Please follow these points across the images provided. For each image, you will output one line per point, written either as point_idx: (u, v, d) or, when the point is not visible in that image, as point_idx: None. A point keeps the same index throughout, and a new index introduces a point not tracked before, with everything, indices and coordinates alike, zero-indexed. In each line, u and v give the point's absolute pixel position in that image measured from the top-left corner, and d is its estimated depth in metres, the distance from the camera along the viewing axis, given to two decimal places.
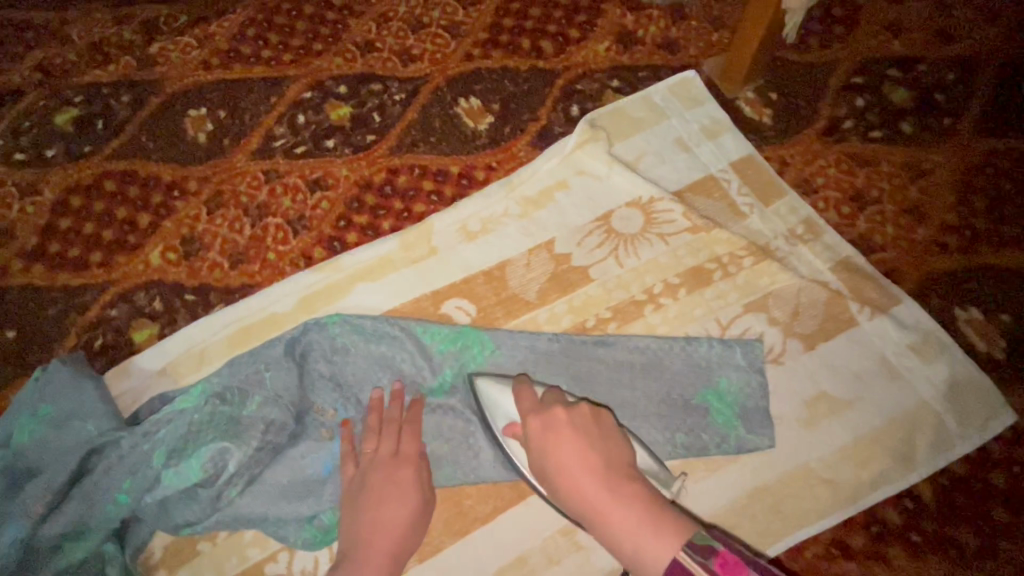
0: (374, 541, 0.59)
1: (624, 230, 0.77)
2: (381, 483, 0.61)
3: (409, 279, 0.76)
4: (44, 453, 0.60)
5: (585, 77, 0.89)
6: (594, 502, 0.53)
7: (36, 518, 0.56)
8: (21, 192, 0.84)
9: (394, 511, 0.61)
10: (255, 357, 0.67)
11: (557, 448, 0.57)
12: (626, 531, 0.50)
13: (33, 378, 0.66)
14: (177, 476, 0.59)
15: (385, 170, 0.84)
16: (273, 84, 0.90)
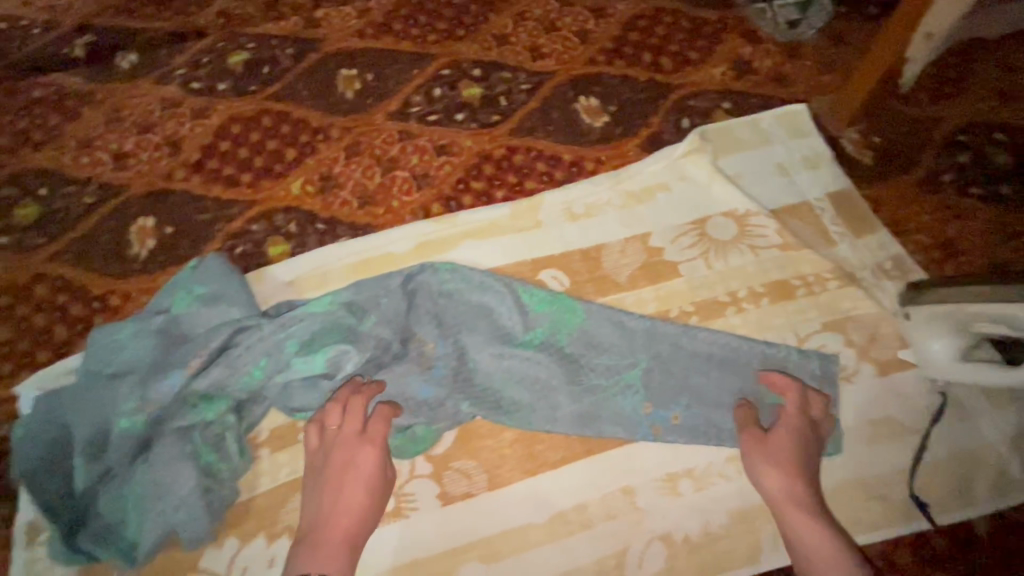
0: (333, 522, 0.63)
1: (717, 236, 0.83)
2: (344, 463, 0.65)
3: (514, 243, 0.84)
4: (200, 323, 0.70)
5: (698, 95, 0.96)
6: (799, 502, 0.64)
7: (188, 373, 0.67)
8: (193, 115, 0.97)
9: (354, 495, 0.64)
10: (376, 283, 0.76)
11: (793, 450, 0.66)
12: (836, 545, 0.61)
13: (190, 265, 0.76)
14: (303, 364, 0.69)
15: (505, 147, 0.92)
16: (416, 57, 1.01)
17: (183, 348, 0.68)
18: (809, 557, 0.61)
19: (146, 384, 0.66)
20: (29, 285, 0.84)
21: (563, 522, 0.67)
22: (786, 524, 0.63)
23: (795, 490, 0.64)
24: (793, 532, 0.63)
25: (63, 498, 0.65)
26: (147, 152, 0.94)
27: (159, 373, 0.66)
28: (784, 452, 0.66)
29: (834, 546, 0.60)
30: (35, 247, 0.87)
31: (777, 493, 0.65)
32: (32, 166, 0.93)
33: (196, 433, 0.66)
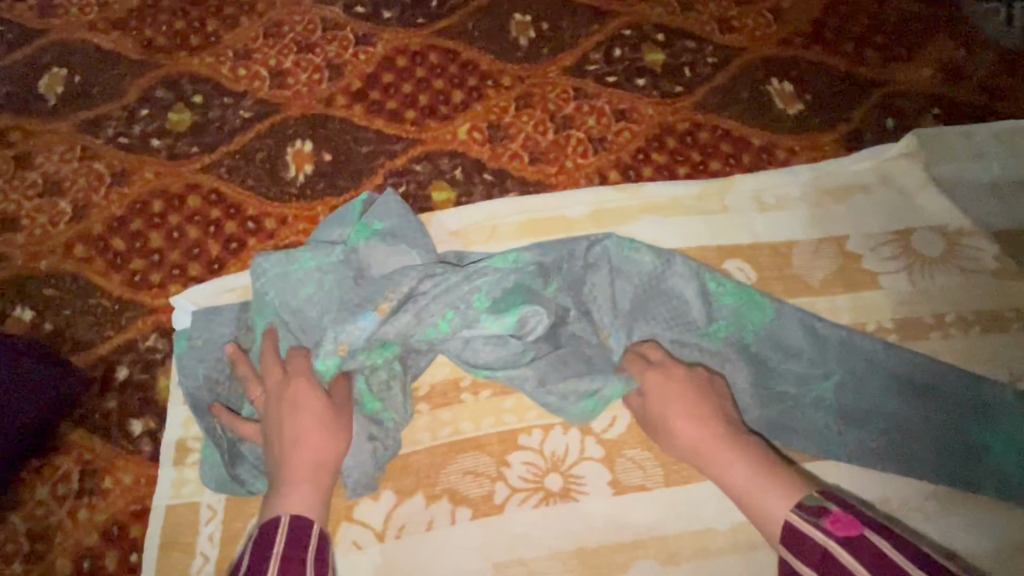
0: (292, 462, 0.56)
1: (923, 251, 0.75)
2: (284, 399, 0.59)
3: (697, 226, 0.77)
4: (379, 262, 0.66)
5: (905, 95, 0.87)
6: (715, 438, 0.59)
7: (378, 318, 0.62)
8: (357, 40, 0.91)
9: (303, 425, 0.57)
10: (559, 247, 0.70)
11: (678, 389, 0.62)
12: (754, 469, 0.55)
13: (359, 199, 0.71)
14: (495, 321, 0.63)
15: (688, 121, 0.85)
16: (596, 13, 0.94)
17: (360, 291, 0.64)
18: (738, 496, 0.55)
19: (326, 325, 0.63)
20: (181, 194, 0.80)
21: (748, 533, 0.61)
22: (709, 471, 0.58)
23: (700, 435, 0.59)
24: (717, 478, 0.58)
25: (220, 426, 0.62)
26: (306, 73, 0.89)
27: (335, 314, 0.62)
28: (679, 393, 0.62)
29: (748, 472, 0.55)
30: (187, 156, 0.83)
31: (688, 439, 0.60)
32: (187, 71, 0.89)
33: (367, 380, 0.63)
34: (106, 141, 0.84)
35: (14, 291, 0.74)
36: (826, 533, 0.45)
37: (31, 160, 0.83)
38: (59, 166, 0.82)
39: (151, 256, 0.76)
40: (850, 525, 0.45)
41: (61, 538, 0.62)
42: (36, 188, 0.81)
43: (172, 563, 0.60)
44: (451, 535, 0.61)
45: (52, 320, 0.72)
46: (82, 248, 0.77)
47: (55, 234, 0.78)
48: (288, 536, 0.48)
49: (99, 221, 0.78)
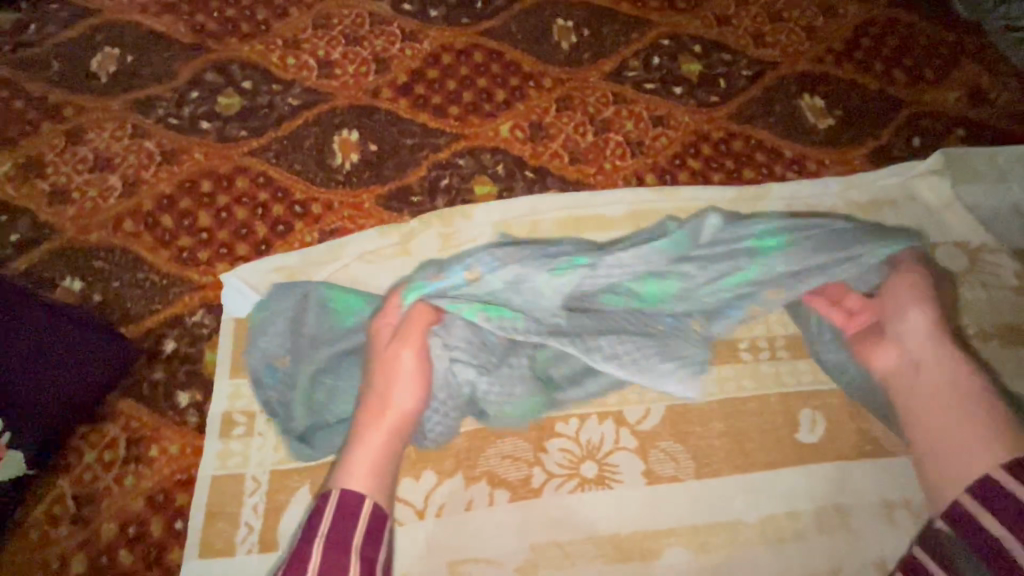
0: (371, 427, 0.60)
1: (947, 265, 0.78)
2: (382, 360, 0.63)
3: (814, 229, 0.73)
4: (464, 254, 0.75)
5: (931, 116, 0.90)
6: (953, 381, 0.62)
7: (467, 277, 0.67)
8: (403, 36, 0.94)
9: (390, 389, 0.61)
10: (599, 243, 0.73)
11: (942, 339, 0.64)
12: (969, 418, 0.59)
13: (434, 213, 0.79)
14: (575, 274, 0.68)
15: (723, 130, 0.88)
16: (636, 21, 0.97)
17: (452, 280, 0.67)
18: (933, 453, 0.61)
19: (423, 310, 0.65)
20: (229, 176, 0.82)
21: (776, 527, 0.64)
22: (909, 411, 0.63)
23: (925, 380, 0.63)
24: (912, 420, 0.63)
25: (279, 398, 0.66)
26: (353, 65, 0.91)
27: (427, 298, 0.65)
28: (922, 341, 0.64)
29: (976, 419, 0.59)
30: (236, 139, 0.85)
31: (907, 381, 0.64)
32: (237, 57, 0.91)
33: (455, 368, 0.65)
34: (157, 121, 0.86)
35: (63, 262, 0.75)
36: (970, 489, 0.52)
37: (82, 136, 0.84)
38: (109, 143, 0.84)
39: (199, 234, 0.78)
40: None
41: (108, 503, 0.63)
42: (86, 163, 0.82)
43: (217, 532, 0.62)
44: (490, 515, 0.63)
45: (101, 291, 0.74)
46: (131, 222, 0.79)
47: (104, 209, 0.79)
48: (332, 519, 0.51)
49: (148, 198, 0.80)
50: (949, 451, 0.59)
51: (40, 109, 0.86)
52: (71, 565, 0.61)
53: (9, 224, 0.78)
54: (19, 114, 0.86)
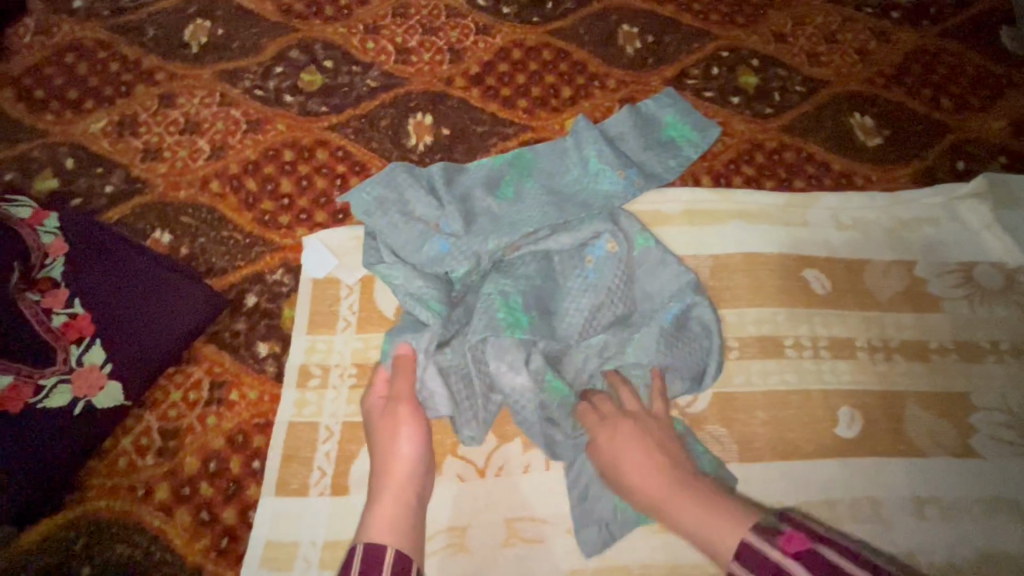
0: (387, 483, 0.62)
1: (984, 283, 0.82)
2: (385, 436, 0.64)
3: (629, 168, 0.83)
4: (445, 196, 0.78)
5: (975, 142, 0.94)
6: (675, 485, 0.59)
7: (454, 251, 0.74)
8: (477, 30, 0.99)
9: (403, 449, 0.63)
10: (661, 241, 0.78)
11: (649, 457, 0.62)
12: (698, 502, 0.56)
13: (426, 181, 0.80)
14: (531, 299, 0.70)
15: (776, 141, 0.93)
16: (696, 32, 1.02)
17: (407, 236, 0.75)
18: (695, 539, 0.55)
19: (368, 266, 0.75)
20: (311, 147, 0.87)
21: (813, 512, 0.68)
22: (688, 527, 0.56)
23: (684, 498, 0.57)
24: (665, 511, 0.58)
25: (366, 351, 0.72)
26: (429, 53, 0.96)
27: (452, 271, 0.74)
28: (625, 431, 0.64)
29: (704, 504, 0.56)
30: (317, 114, 0.90)
31: (620, 479, 0.62)
32: (321, 37, 0.96)
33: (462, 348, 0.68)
34: (243, 91, 0.91)
35: (154, 215, 0.81)
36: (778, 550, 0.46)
37: (173, 100, 0.90)
38: (199, 108, 0.89)
39: (281, 199, 0.83)
40: (804, 544, 0.46)
41: (191, 439, 0.68)
42: (177, 125, 0.88)
43: (291, 472, 0.66)
44: (545, 479, 0.67)
45: (189, 245, 0.79)
46: (217, 183, 0.83)
47: (193, 168, 0.84)
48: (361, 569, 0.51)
49: (233, 162, 0.85)
50: (703, 524, 0.54)
51: (134, 71, 0.92)
52: (155, 492, 0.65)
53: (105, 176, 0.83)
54: (116, 76, 0.91)
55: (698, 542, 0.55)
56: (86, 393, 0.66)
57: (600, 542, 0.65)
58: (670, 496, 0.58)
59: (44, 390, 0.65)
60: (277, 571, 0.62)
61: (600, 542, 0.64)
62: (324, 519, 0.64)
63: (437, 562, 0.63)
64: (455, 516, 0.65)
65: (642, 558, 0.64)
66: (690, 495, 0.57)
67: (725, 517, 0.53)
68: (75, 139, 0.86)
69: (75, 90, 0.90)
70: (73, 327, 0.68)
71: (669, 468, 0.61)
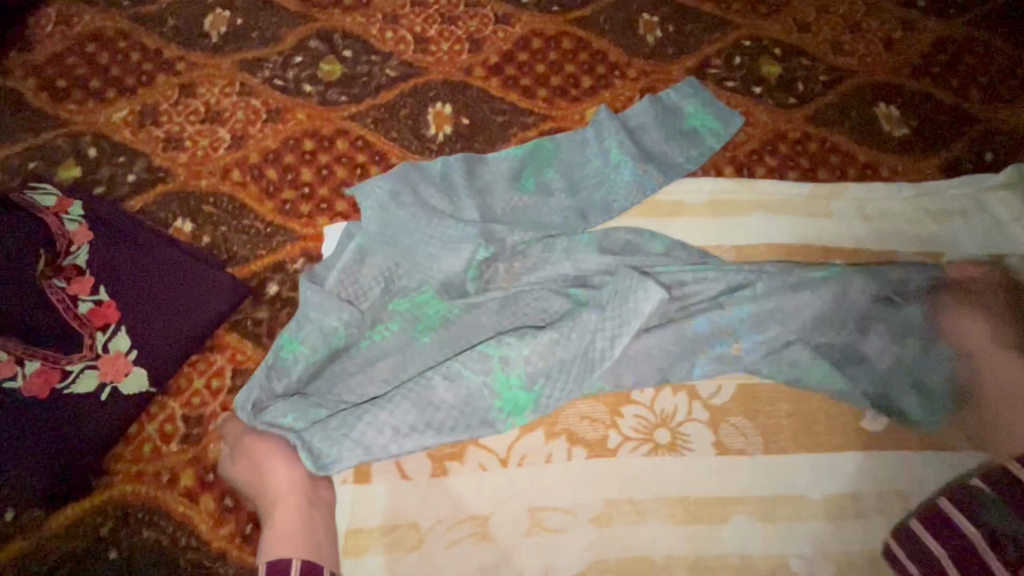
0: (280, 503, 0.60)
1: (1013, 276, 0.81)
2: (256, 461, 0.62)
3: (650, 167, 0.83)
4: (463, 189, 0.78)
5: (1004, 133, 0.93)
6: (998, 351, 0.72)
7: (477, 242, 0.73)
8: (496, 19, 0.98)
9: (279, 470, 0.61)
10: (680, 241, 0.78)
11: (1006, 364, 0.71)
12: None
13: (442, 171, 0.80)
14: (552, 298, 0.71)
15: (800, 132, 0.91)
16: (718, 21, 1.01)
17: (425, 243, 0.73)
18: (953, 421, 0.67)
19: (362, 260, 0.73)
20: (331, 137, 0.86)
21: (839, 505, 0.67)
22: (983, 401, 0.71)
23: (1016, 381, 0.70)
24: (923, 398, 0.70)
25: None
26: (448, 42, 0.95)
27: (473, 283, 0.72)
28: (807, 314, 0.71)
29: None
30: (336, 103, 0.89)
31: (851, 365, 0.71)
32: (340, 27, 0.96)
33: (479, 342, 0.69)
34: (263, 81, 0.91)
35: (176, 204, 0.81)
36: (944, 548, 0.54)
37: (194, 89, 0.90)
38: (219, 98, 0.89)
39: (301, 189, 0.83)
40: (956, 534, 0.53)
41: (213, 426, 0.68)
42: (198, 115, 0.88)
43: None
44: (567, 469, 0.67)
45: (210, 233, 0.79)
46: (238, 173, 0.84)
47: (214, 158, 0.85)
48: None
49: (254, 151, 0.85)
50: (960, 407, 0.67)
51: (155, 61, 0.92)
52: (179, 478, 0.66)
53: (127, 165, 0.83)
54: (137, 66, 0.91)
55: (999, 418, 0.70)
56: (113, 379, 0.67)
57: (622, 532, 0.64)
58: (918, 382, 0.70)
59: (72, 376, 0.66)
60: None
61: (622, 533, 0.64)
62: (346, 507, 0.64)
63: (459, 552, 0.63)
64: (477, 506, 0.65)
65: (666, 549, 0.64)
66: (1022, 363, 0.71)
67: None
68: (97, 129, 0.86)
69: (96, 79, 0.90)
70: (100, 313, 0.69)
71: (989, 336, 0.73)
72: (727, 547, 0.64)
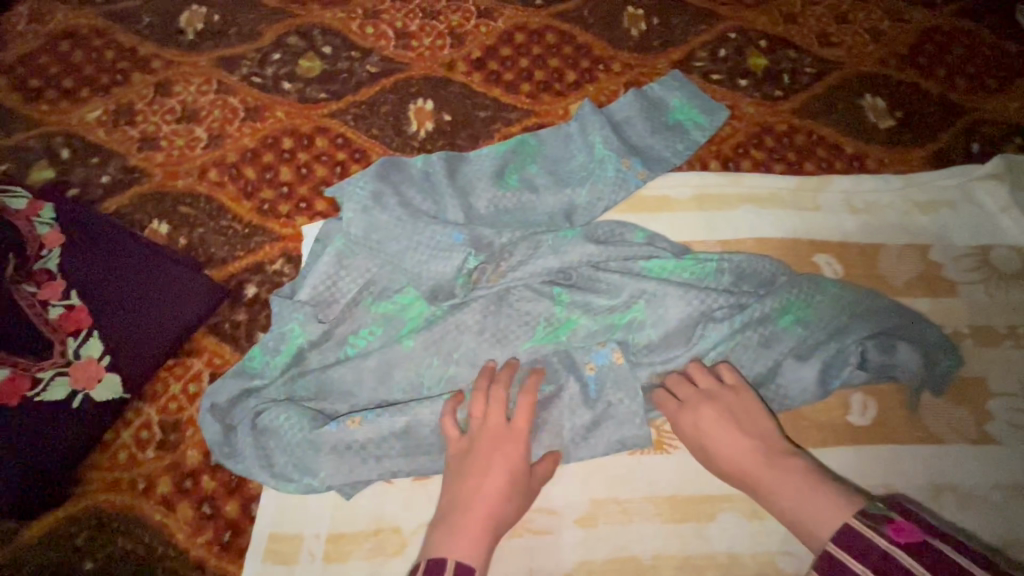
0: (474, 512, 0.56)
1: (1001, 267, 0.80)
2: (486, 461, 0.59)
3: (633, 160, 0.81)
4: (444, 185, 0.76)
5: (991, 123, 0.92)
6: (755, 453, 0.59)
7: (462, 235, 0.70)
8: (478, 13, 0.96)
9: (497, 482, 0.58)
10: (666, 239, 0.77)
11: (752, 457, 0.59)
12: (791, 477, 0.56)
13: (421, 167, 0.78)
14: (538, 296, 0.70)
15: (786, 124, 0.90)
16: (704, 13, 0.99)
17: (410, 246, 0.70)
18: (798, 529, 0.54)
19: (345, 269, 0.71)
20: (310, 135, 0.85)
21: None
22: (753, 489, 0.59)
23: (788, 486, 0.56)
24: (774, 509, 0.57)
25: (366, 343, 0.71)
26: (430, 38, 0.94)
27: (463, 288, 0.69)
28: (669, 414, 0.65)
29: (799, 485, 0.55)
30: (316, 101, 0.88)
31: (714, 464, 0.62)
32: (319, 22, 0.94)
33: (464, 342, 0.68)
34: (241, 79, 0.89)
35: (152, 205, 0.79)
36: (887, 538, 0.45)
37: (169, 88, 0.88)
38: (196, 96, 0.87)
39: (281, 188, 0.81)
40: (918, 536, 0.45)
41: (191, 432, 0.67)
42: (174, 114, 0.86)
43: None
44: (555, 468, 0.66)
45: (187, 235, 0.78)
46: (216, 173, 0.82)
47: (190, 157, 0.83)
48: None
49: (232, 150, 0.83)
50: (806, 508, 0.53)
51: (130, 59, 0.90)
52: (157, 485, 0.64)
53: (101, 165, 0.81)
54: (111, 64, 0.89)
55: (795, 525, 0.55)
56: (84, 387, 0.65)
57: (608, 532, 0.63)
58: (765, 484, 0.57)
59: (42, 383, 0.64)
60: (281, 564, 0.61)
61: (609, 533, 0.63)
62: (329, 511, 0.63)
63: None
64: None
65: (654, 548, 0.63)
66: (793, 468, 0.56)
67: (787, 475, 0.56)
68: (70, 129, 0.84)
69: (69, 79, 0.88)
70: (71, 319, 0.67)
71: (749, 435, 0.61)
72: (716, 546, 0.63)
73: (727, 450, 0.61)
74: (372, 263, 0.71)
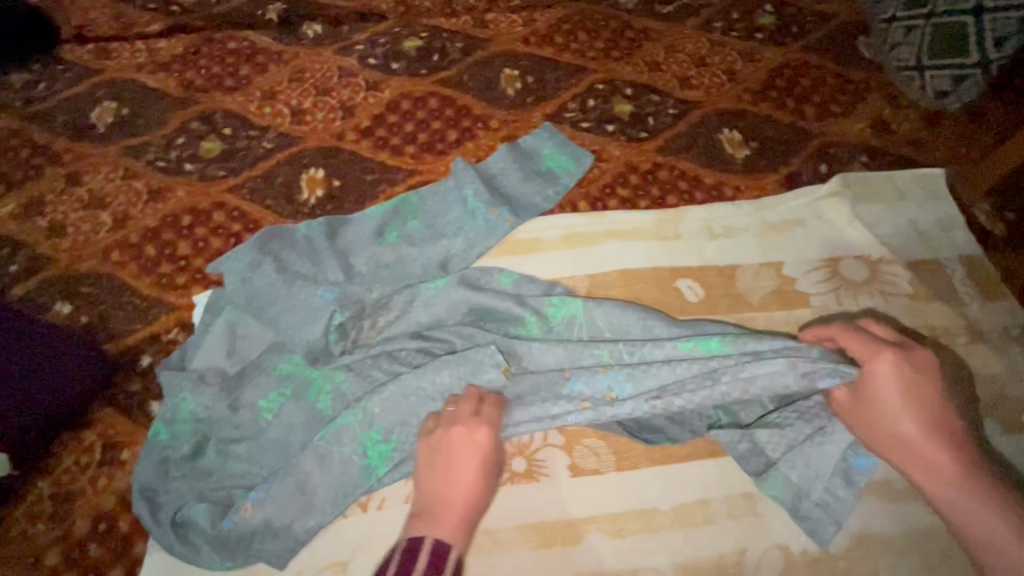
0: (446, 504, 0.61)
1: (850, 276, 0.86)
2: (449, 453, 0.64)
3: (503, 212, 0.89)
4: (323, 248, 0.83)
5: (838, 145, 1.01)
6: (961, 473, 0.62)
7: (332, 296, 0.77)
8: (367, 86, 1.06)
9: (466, 471, 0.64)
10: (534, 283, 0.82)
11: (951, 471, 0.62)
12: (986, 509, 0.60)
13: (303, 235, 0.85)
14: (407, 346, 0.75)
15: (650, 162, 0.99)
16: (575, 69, 1.10)
17: (284, 310, 0.77)
18: (977, 542, 0.59)
19: (232, 334, 0.77)
20: (208, 210, 0.92)
21: (688, 513, 0.70)
22: (934, 496, 0.63)
23: (975, 508, 0.60)
24: (949, 514, 0.62)
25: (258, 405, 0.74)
26: (322, 112, 1.03)
27: (336, 344, 0.75)
28: (885, 394, 0.65)
29: (990, 515, 0.59)
30: (215, 178, 0.95)
31: (906, 465, 0.65)
32: (221, 107, 1.03)
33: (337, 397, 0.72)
34: (146, 164, 0.97)
35: (56, 289, 0.85)
36: None
37: (80, 178, 0.95)
38: (103, 184, 0.95)
39: (178, 262, 0.87)
40: None
41: (82, 502, 0.70)
42: (82, 202, 0.93)
43: None
44: None
45: (88, 313, 0.83)
46: (118, 253, 0.88)
47: (95, 241, 0.89)
48: (430, 560, 0.54)
49: (134, 231, 0.90)
50: (992, 535, 0.59)
51: (44, 154, 0.98)
52: (46, 557, 0.67)
53: (11, 256, 0.88)
54: (26, 161, 0.97)
55: (963, 536, 0.61)
56: None
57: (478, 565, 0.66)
58: (962, 489, 0.61)
59: None
60: None
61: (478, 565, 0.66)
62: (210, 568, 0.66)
63: None
64: (337, 552, 0.67)
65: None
66: (988, 494, 0.60)
67: (985, 500, 0.60)
68: None
69: None
70: None
71: (957, 452, 0.63)
72: (581, 568, 0.66)
73: (928, 454, 0.63)
74: (251, 328, 0.77)
